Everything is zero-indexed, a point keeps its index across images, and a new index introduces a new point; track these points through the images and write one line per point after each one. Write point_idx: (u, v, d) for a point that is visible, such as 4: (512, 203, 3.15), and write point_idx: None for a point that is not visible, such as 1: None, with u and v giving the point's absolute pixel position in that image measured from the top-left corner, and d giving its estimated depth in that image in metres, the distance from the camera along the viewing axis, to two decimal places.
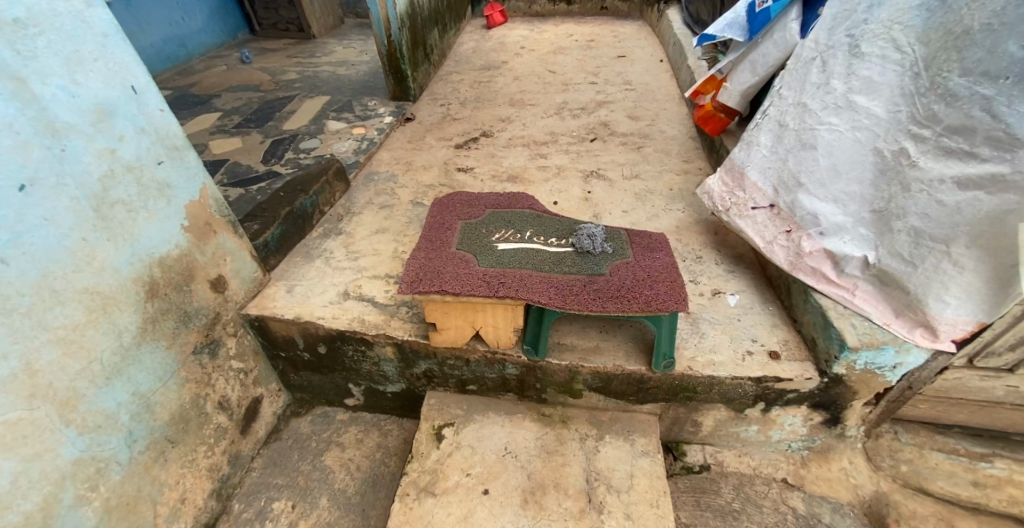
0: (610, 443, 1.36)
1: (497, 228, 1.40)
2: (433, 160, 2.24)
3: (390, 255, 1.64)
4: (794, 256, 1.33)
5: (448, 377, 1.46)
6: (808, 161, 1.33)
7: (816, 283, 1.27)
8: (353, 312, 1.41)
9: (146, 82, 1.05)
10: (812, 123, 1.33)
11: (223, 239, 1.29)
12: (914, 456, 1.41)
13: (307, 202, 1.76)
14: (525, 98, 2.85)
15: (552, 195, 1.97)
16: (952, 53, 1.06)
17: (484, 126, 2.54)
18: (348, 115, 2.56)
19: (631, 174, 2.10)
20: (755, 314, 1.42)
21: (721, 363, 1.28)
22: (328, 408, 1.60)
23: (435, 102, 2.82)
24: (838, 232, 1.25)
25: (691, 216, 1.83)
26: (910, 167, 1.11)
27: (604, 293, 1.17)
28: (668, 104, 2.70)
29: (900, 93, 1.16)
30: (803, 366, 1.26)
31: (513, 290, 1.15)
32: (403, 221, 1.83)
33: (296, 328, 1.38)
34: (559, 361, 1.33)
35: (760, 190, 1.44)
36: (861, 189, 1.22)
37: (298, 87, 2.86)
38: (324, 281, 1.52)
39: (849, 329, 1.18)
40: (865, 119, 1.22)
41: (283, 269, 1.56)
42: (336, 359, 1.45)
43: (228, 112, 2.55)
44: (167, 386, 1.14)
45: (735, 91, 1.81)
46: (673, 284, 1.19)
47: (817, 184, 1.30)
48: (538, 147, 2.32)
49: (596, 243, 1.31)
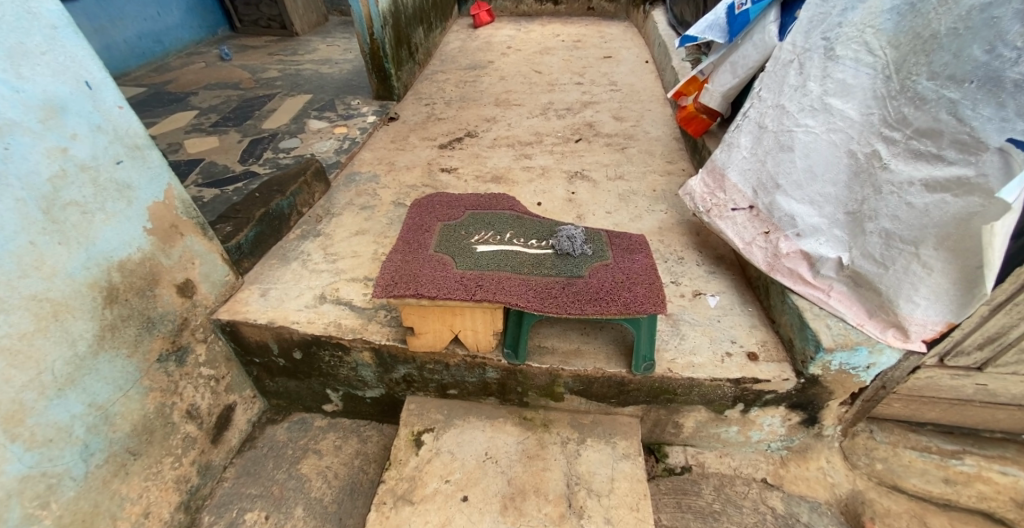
0: (591, 446, 1.37)
1: (476, 229, 1.37)
2: (416, 160, 2.21)
3: (370, 257, 1.63)
4: (772, 258, 1.33)
5: (428, 382, 1.45)
6: (785, 163, 1.33)
7: (793, 284, 1.27)
8: (329, 317, 1.40)
9: (102, 78, 1.02)
10: (789, 124, 1.34)
11: (190, 241, 1.25)
12: (888, 455, 1.41)
13: (284, 203, 1.72)
14: (510, 98, 2.83)
15: (535, 196, 1.95)
16: (921, 56, 1.06)
17: (469, 126, 2.52)
18: (330, 114, 2.53)
19: (614, 175, 2.10)
20: (734, 315, 1.43)
21: (701, 365, 1.29)
22: (305, 414, 1.60)
23: (419, 102, 2.79)
24: (814, 233, 1.25)
25: (673, 217, 1.83)
26: (882, 170, 1.10)
27: (583, 295, 1.16)
28: (652, 105, 2.71)
29: (872, 96, 1.16)
30: (780, 367, 1.27)
31: (490, 294, 1.13)
32: (384, 223, 1.80)
33: (270, 334, 1.36)
34: (539, 365, 1.31)
35: (740, 192, 1.46)
36: (836, 190, 1.22)
37: (278, 85, 2.81)
38: (300, 284, 1.50)
39: (824, 330, 1.17)
40: (839, 121, 1.22)
41: (257, 273, 1.52)
42: (311, 365, 1.45)
43: (205, 110, 2.49)
44: (128, 395, 1.10)
45: (717, 93, 1.84)
46: (651, 287, 1.18)
47: (793, 185, 1.30)
48: (522, 148, 2.31)
49: (575, 245, 1.29)
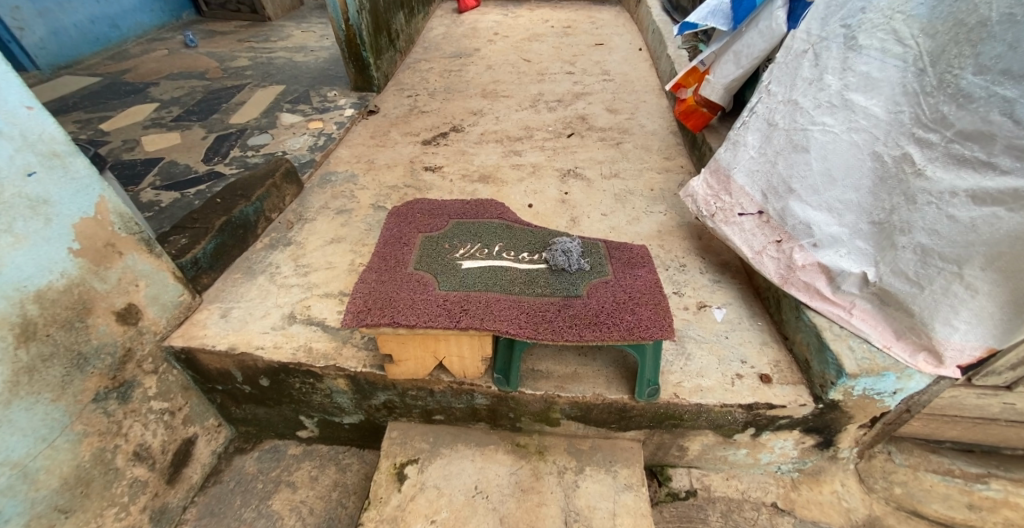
0: (591, 477, 1.26)
1: (461, 242, 1.23)
2: (398, 158, 2.06)
3: (346, 269, 1.49)
4: (785, 270, 1.21)
5: (411, 408, 1.33)
6: (799, 165, 1.21)
7: (810, 300, 1.15)
8: (299, 340, 1.26)
9: (3, 73, 0.85)
10: (804, 123, 1.22)
11: (132, 260, 1.10)
12: (908, 478, 1.31)
13: (249, 209, 1.55)
14: (498, 88, 2.67)
15: (526, 197, 1.81)
16: (964, 47, 0.92)
17: (454, 119, 2.36)
18: (305, 107, 2.35)
19: (610, 172, 1.96)
20: (742, 330, 1.31)
21: (710, 388, 1.18)
22: (278, 442, 1.48)
23: (401, 93, 2.61)
24: (833, 244, 1.13)
25: (673, 219, 1.71)
26: (915, 176, 0.97)
27: (581, 319, 1.03)
28: (648, 96, 2.57)
29: (902, 91, 1.03)
30: (796, 390, 1.16)
31: (476, 320, 0.99)
32: (362, 228, 1.65)
33: (231, 361, 1.22)
34: (533, 391, 1.19)
35: (748, 195, 1.34)
36: (858, 197, 1.09)
37: (248, 75, 2.61)
38: (267, 302, 1.36)
39: (846, 352, 1.05)
40: (862, 119, 1.09)
41: (218, 289, 1.37)
42: (281, 391, 1.31)
43: (166, 103, 2.29)
44: (53, 446, 0.96)
45: (718, 85, 1.72)
46: (657, 307, 1.06)
47: (809, 190, 1.18)
48: (511, 143, 2.15)
49: (571, 259, 1.15)
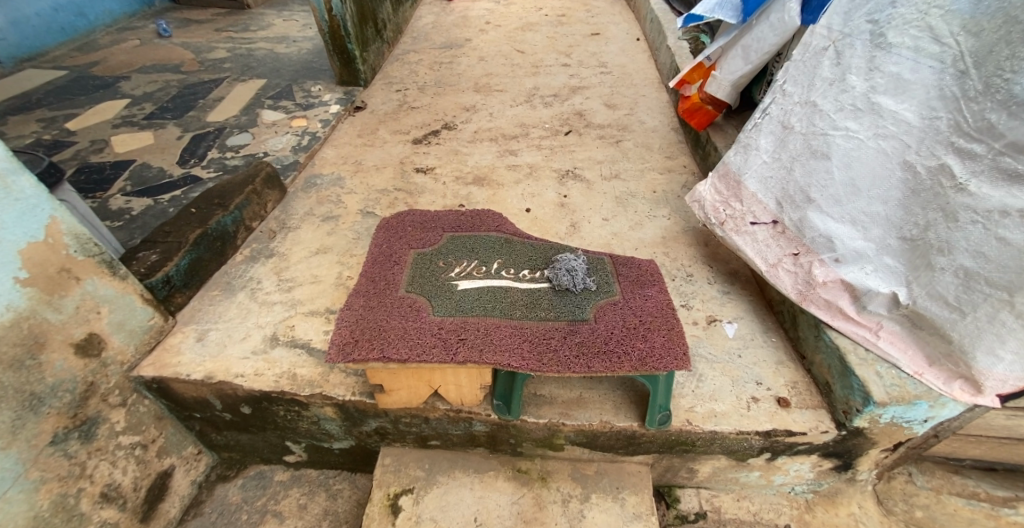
0: (597, 505, 1.19)
1: (456, 259, 1.14)
2: (387, 158, 1.94)
3: (333, 283, 1.38)
4: (804, 286, 1.13)
5: (405, 434, 1.24)
6: (820, 173, 1.12)
7: (831, 320, 1.07)
8: (282, 365, 1.16)
9: None
10: (824, 126, 1.13)
11: (91, 285, 1.01)
12: (930, 501, 1.25)
13: (227, 219, 1.44)
14: (491, 82, 2.55)
15: (523, 201, 1.71)
16: (1016, 47, 0.83)
17: (446, 116, 2.24)
18: (287, 103, 2.21)
19: (610, 173, 1.86)
20: (757, 347, 1.24)
21: (724, 414, 1.10)
22: (264, 467, 1.39)
23: (390, 87, 2.48)
24: (857, 260, 1.04)
25: (680, 224, 1.62)
26: (956, 191, 0.89)
27: (589, 348, 0.94)
28: (648, 90, 2.46)
29: (938, 95, 0.94)
30: (817, 416, 1.08)
31: (475, 352, 0.90)
32: (349, 237, 1.55)
33: (208, 390, 1.12)
34: (535, 419, 1.10)
35: (761, 204, 1.25)
36: (887, 210, 1.01)
37: (226, 68, 2.46)
38: (247, 322, 1.25)
39: (874, 379, 0.98)
40: (891, 125, 1.00)
41: (193, 309, 1.27)
42: (264, 419, 1.22)
43: (138, 99, 2.15)
44: (5, 499, 0.87)
45: (725, 81, 1.62)
46: (670, 333, 0.97)
47: (831, 201, 1.10)
48: (506, 142, 2.05)
49: (576, 279, 1.06)
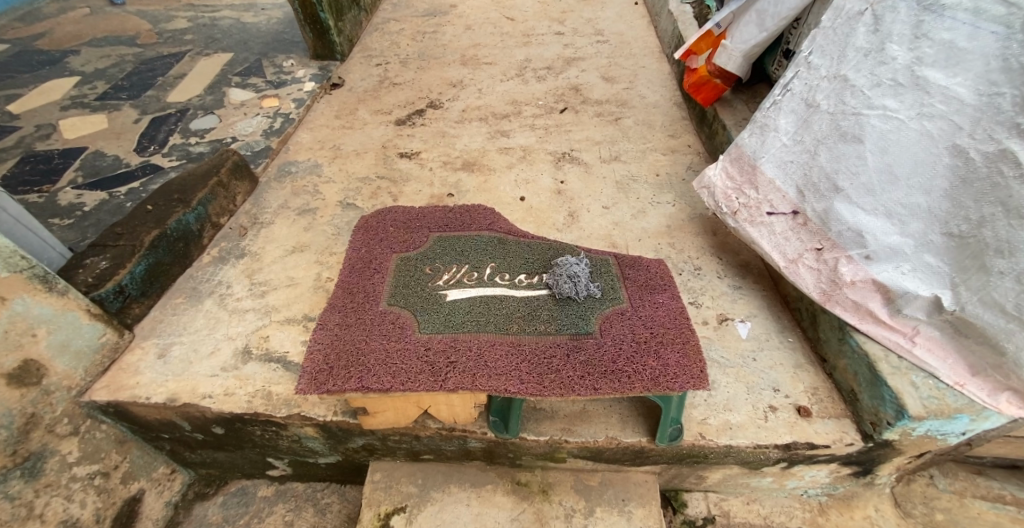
0: (602, 520, 1.11)
1: (444, 264, 1.03)
2: (368, 142, 1.79)
3: (311, 286, 1.26)
4: (828, 284, 1.03)
5: (395, 449, 1.15)
6: (850, 158, 1.01)
7: (858, 322, 0.99)
8: (255, 383, 1.04)
9: None
10: (857, 105, 1.01)
11: (21, 305, 0.89)
12: (953, 505, 1.19)
13: (190, 216, 1.30)
14: (479, 54, 2.36)
15: (516, 188, 1.58)
16: None
17: (431, 93, 2.07)
18: (257, 80, 2.03)
19: (610, 154, 1.73)
20: (773, 349, 1.14)
21: (740, 426, 1.01)
22: (246, 482, 1.30)
23: (369, 61, 2.29)
24: (891, 257, 0.94)
25: (686, 210, 1.50)
26: (1018, 182, 0.77)
27: (596, 366, 0.84)
28: (648, 61, 2.29)
29: (1000, 67, 0.81)
30: (841, 426, 0.99)
31: (467, 376, 0.80)
32: (328, 233, 1.41)
33: (174, 413, 1.01)
34: (536, 437, 1.01)
35: (780, 191, 1.13)
36: (929, 202, 0.89)
37: (188, 40, 2.25)
38: (215, 334, 1.13)
39: (908, 390, 0.89)
40: (939, 103, 0.88)
41: (154, 320, 1.14)
42: (241, 438, 1.11)
43: (90, 77, 1.96)
44: None
45: (737, 51, 1.47)
46: (686, 348, 0.87)
47: (861, 190, 0.99)
48: (497, 122, 1.89)
49: (579, 286, 0.96)
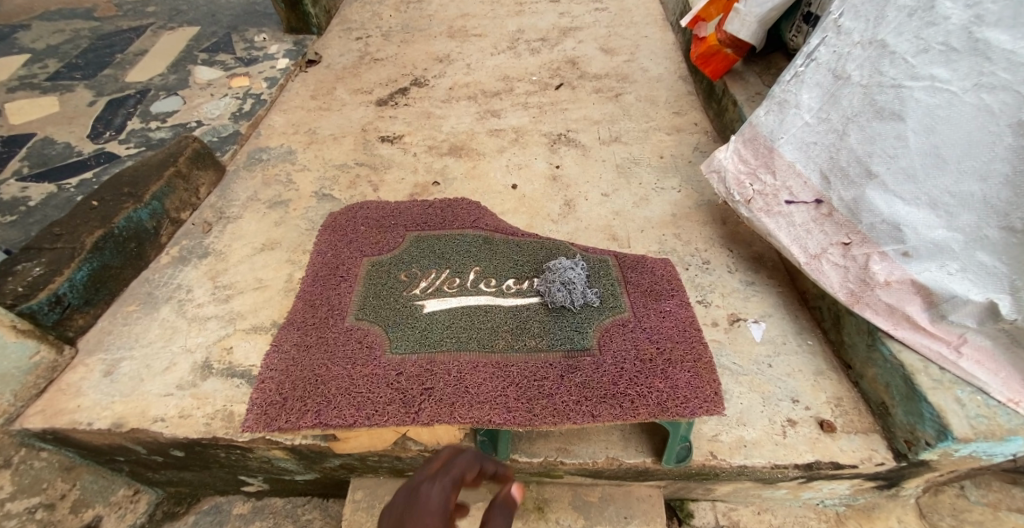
0: None
1: (421, 269, 0.92)
2: (346, 125, 1.64)
3: (281, 289, 1.14)
4: (857, 283, 0.91)
5: (376, 467, 1.04)
6: (886, 139, 0.88)
7: (892, 328, 0.88)
8: (215, 403, 0.92)
9: None
10: (897, 76, 0.87)
11: None
12: (986, 519, 1.09)
13: (142, 212, 1.17)
14: (468, 25, 2.18)
15: (508, 175, 1.44)
16: None
17: (415, 69, 1.91)
18: (225, 57, 1.87)
19: (609, 135, 1.58)
20: (792, 354, 1.02)
21: (756, 443, 0.89)
22: (220, 499, 1.20)
23: (349, 35, 2.11)
24: (935, 255, 0.82)
25: (694, 196, 1.36)
26: None
27: (593, 390, 0.73)
28: (651, 30, 2.11)
29: None
30: (868, 443, 0.88)
31: (442, 407, 0.69)
32: (301, 229, 1.28)
33: (123, 439, 0.90)
34: (529, 459, 0.90)
35: (801, 177, 1.00)
36: (984, 190, 0.76)
37: (151, 13, 2.07)
38: (171, 347, 1.01)
39: (952, 408, 0.79)
40: (1001, 72, 0.74)
41: (102, 332, 1.03)
42: (206, 459, 1.00)
43: (41, 54, 1.80)
44: None
45: (752, 16, 1.32)
46: (697, 366, 0.76)
47: (900, 176, 0.86)
48: (487, 100, 1.74)
49: (575, 294, 0.85)
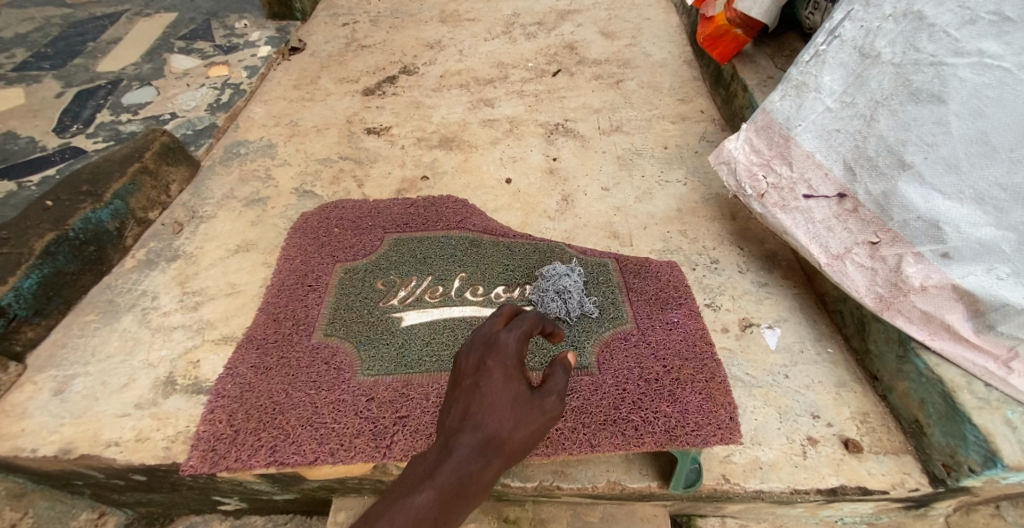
0: None
1: (398, 278, 0.91)
2: (330, 116, 1.54)
3: (255, 296, 1.05)
4: (888, 288, 0.81)
5: (357, 488, 0.95)
6: (923, 125, 0.77)
7: (929, 338, 0.78)
8: (177, 424, 0.83)
9: None
10: (937, 52, 0.77)
11: None
12: None
13: (103, 213, 1.08)
14: (460, 9, 2.07)
15: (502, 168, 1.34)
16: None
17: (404, 56, 1.80)
18: (204, 45, 1.76)
19: (610, 124, 1.48)
20: (813, 363, 0.92)
21: (772, 465, 0.79)
22: (197, 519, 1.10)
23: (335, 21, 2.01)
24: (979, 256, 0.72)
25: (702, 190, 1.26)
26: None
27: (592, 413, 0.69)
28: (654, 12, 1.99)
29: None
30: (901, 466, 0.78)
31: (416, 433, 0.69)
32: (278, 228, 1.19)
33: (74, 466, 0.81)
34: (523, 485, 0.80)
35: (822, 169, 0.90)
36: None
37: None
38: (131, 361, 0.92)
39: (1002, 431, 0.70)
40: None
41: (57, 345, 0.95)
42: (171, 482, 0.91)
43: (8, 43, 1.70)
44: None
45: None
46: (708, 386, 0.70)
47: (939, 167, 0.76)
48: (479, 89, 1.64)
49: (572, 305, 0.82)
